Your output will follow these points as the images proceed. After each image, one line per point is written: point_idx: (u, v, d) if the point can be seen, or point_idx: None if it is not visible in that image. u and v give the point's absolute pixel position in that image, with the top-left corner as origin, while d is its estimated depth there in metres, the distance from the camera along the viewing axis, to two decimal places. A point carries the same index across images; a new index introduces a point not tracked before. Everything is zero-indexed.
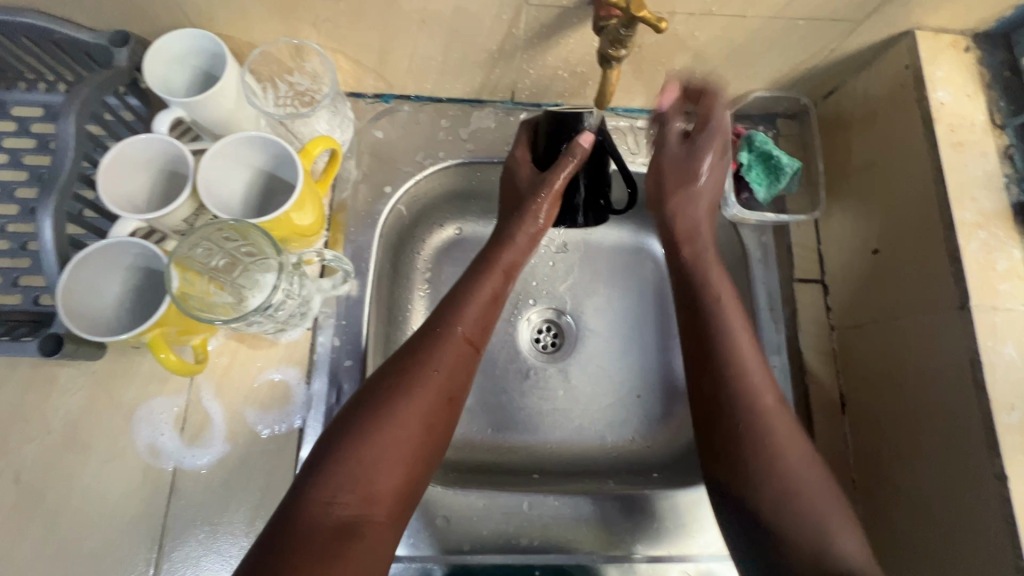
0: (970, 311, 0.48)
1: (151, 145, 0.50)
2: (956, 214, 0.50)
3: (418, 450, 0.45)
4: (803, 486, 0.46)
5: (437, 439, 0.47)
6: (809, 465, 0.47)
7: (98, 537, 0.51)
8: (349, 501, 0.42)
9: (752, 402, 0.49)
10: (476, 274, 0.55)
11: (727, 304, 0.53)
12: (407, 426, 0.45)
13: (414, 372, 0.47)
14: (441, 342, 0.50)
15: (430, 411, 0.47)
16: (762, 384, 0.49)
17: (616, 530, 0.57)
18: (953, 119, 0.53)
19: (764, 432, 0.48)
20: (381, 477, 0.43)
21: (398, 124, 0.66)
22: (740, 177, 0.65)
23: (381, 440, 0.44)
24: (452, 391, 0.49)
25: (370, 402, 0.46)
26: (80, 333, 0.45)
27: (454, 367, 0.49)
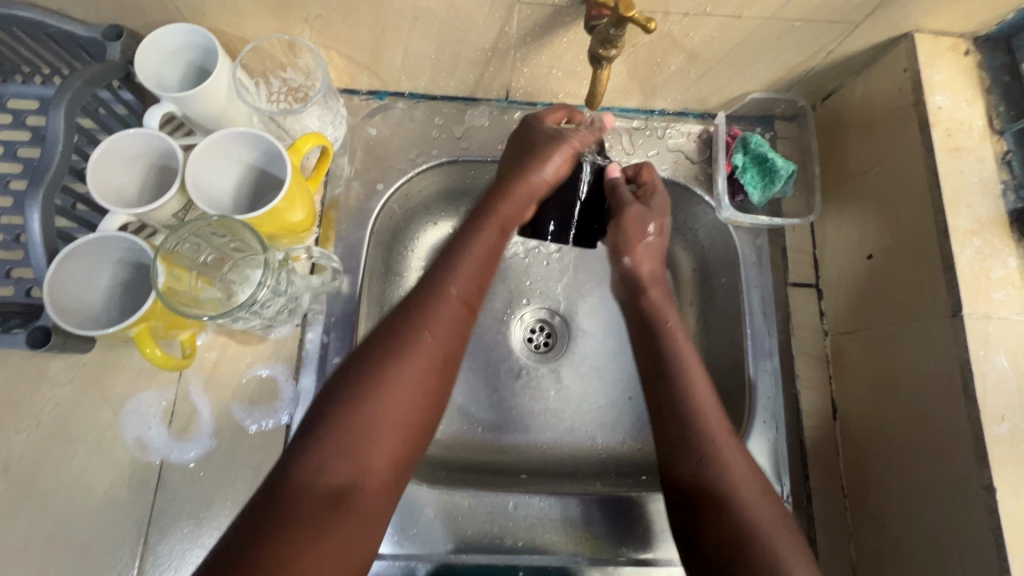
0: (962, 320, 0.47)
1: (141, 140, 0.51)
2: (951, 220, 0.50)
3: (413, 419, 0.44)
4: (756, 519, 0.44)
5: (432, 403, 0.46)
6: (765, 505, 0.46)
7: (85, 528, 0.52)
8: (339, 469, 0.41)
9: (707, 437, 0.48)
10: (473, 229, 0.53)
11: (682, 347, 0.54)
12: (400, 390, 0.44)
13: (406, 333, 0.46)
14: (435, 302, 0.48)
15: (425, 376, 0.45)
16: (712, 419, 0.50)
17: (601, 532, 0.57)
18: (950, 124, 0.52)
19: (722, 468, 0.47)
20: (371, 448, 0.42)
21: (391, 121, 0.66)
22: (734, 179, 0.65)
23: (374, 406, 0.43)
24: (447, 352, 0.47)
25: (361, 366, 0.44)
26: (66, 327, 0.46)
27: (450, 329, 0.48)
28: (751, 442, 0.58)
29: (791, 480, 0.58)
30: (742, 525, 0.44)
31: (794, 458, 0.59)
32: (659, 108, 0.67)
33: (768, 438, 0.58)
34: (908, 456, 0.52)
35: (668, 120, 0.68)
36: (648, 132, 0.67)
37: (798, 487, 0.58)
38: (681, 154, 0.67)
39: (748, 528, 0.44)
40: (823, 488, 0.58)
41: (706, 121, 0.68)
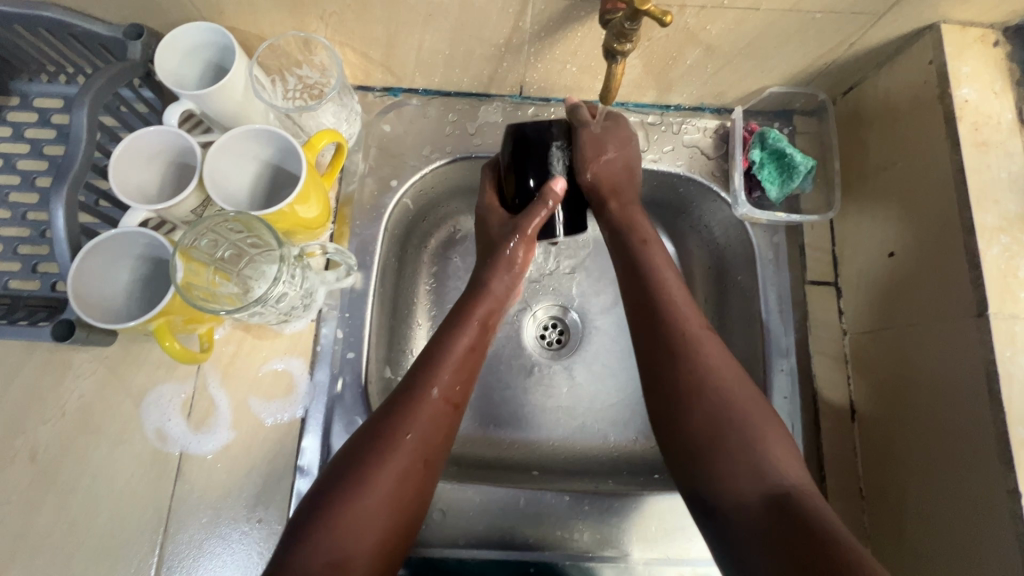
0: (988, 319, 0.46)
1: (161, 137, 0.52)
2: (977, 217, 0.48)
3: (394, 517, 0.45)
4: (734, 408, 0.46)
5: (412, 504, 0.46)
6: (740, 388, 0.48)
7: (107, 516, 0.53)
8: (320, 574, 0.40)
9: (680, 335, 0.50)
10: (453, 326, 0.54)
11: (652, 252, 0.56)
12: (381, 494, 0.44)
13: (387, 438, 0.46)
14: (417, 405, 0.48)
15: (405, 478, 0.46)
16: (689, 321, 0.51)
17: (612, 530, 0.57)
18: (978, 118, 0.51)
19: (696, 356, 0.49)
20: (349, 551, 0.42)
21: (406, 118, 0.66)
22: (751, 175, 0.64)
23: (355, 512, 0.43)
24: (428, 455, 0.48)
25: (344, 473, 0.45)
26: (89, 320, 0.47)
27: (429, 430, 0.48)
28: None
29: None
30: (719, 416, 0.46)
31: (811, 458, 0.58)
32: (675, 103, 0.66)
33: None
34: (929, 458, 0.51)
35: (684, 115, 0.67)
36: (663, 127, 0.66)
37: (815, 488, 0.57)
38: (697, 150, 0.66)
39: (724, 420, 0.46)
40: (840, 489, 0.57)
41: (722, 116, 0.67)
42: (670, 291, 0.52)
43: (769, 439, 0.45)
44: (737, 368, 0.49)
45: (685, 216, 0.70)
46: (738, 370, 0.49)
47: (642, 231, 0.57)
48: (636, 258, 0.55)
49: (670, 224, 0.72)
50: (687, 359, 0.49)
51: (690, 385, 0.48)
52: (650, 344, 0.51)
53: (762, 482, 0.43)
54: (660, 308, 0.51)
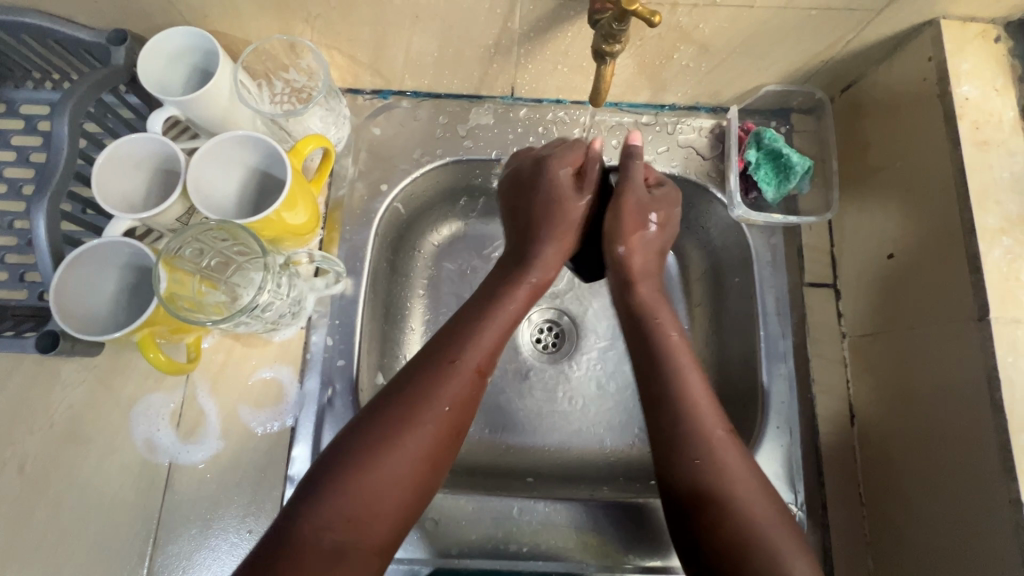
0: (989, 324, 0.45)
1: (144, 145, 0.51)
2: (978, 219, 0.47)
3: (417, 480, 0.45)
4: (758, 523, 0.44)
5: (435, 469, 0.46)
6: (757, 497, 0.46)
7: (96, 528, 0.52)
8: (342, 528, 0.41)
9: (704, 442, 0.47)
10: (493, 297, 0.55)
11: (680, 351, 0.52)
12: (411, 455, 0.45)
13: (420, 400, 0.46)
14: (452, 371, 0.48)
15: (433, 442, 0.46)
16: (712, 423, 0.48)
17: (607, 539, 0.56)
18: (978, 116, 0.49)
19: (718, 465, 0.46)
20: (372, 508, 0.42)
21: (396, 121, 0.65)
22: (747, 175, 0.63)
23: (383, 470, 0.43)
24: (458, 422, 0.48)
25: (372, 431, 0.45)
26: (72, 332, 0.46)
27: (461, 399, 0.48)
28: (765, 447, 0.56)
29: (806, 486, 0.56)
30: (741, 529, 0.44)
31: (809, 465, 0.57)
32: (669, 103, 0.65)
33: (782, 444, 0.56)
34: (929, 465, 0.50)
35: (679, 115, 0.65)
36: (658, 127, 0.65)
37: (814, 496, 0.56)
38: (692, 150, 0.65)
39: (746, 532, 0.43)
40: (840, 496, 0.56)
41: (718, 116, 0.65)
42: (692, 393, 0.50)
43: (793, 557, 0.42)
44: (759, 480, 0.47)
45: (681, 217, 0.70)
46: (760, 479, 0.47)
47: (666, 323, 0.54)
48: (658, 354, 0.52)
49: None
50: (713, 468, 0.46)
51: (716, 496, 0.45)
52: (663, 445, 0.49)
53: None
54: (681, 400, 0.49)
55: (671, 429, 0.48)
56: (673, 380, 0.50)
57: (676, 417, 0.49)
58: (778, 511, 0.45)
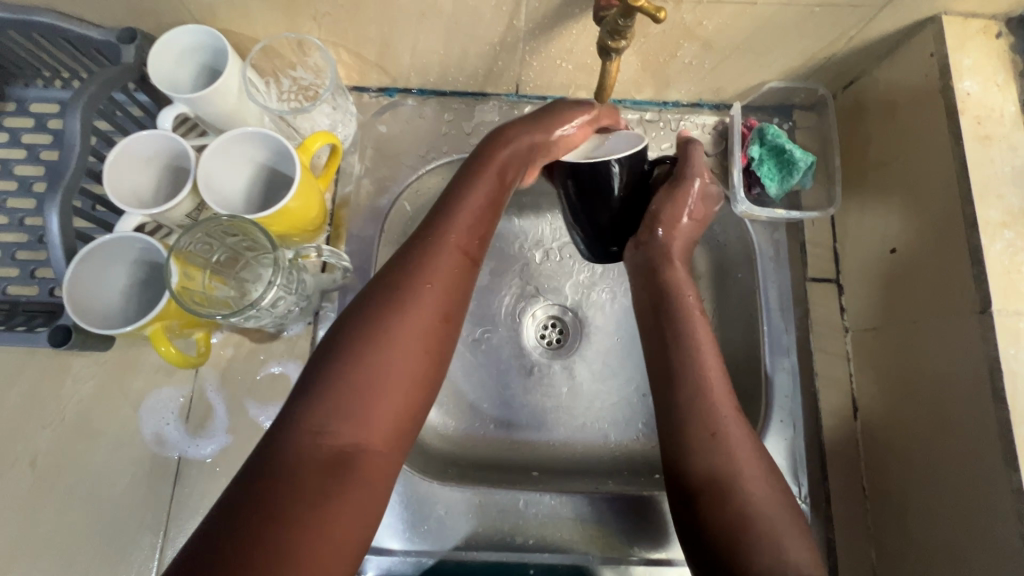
0: (990, 317, 0.45)
1: (155, 142, 0.52)
2: (980, 212, 0.47)
3: (416, 374, 0.44)
4: (759, 505, 0.45)
5: (434, 356, 0.46)
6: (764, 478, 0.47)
7: (107, 520, 0.53)
8: (341, 430, 0.40)
9: (709, 422, 0.49)
10: (470, 176, 0.54)
11: (697, 333, 0.54)
12: (399, 350, 0.44)
13: (408, 285, 0.46)
14: (435, 254, 0.49)
15: (427, 328, 0.46)
16: (720, 405, 0.50)
17: (611, 531, 0.56)
18: (980, 111, 0.50)
19: (729, 446, 0.48)
20: (372, 406, 0.42)
21: (401, 118, 0.66)
22: (750, 171, 0.63)
23: (370, 368, 0.43)
24: (445, 309, 0.47)
25: (361, 324, 0.45)
26: (85, 326, 0.47)
27: (448, 280, 0.48)
28: (768, 441, 0.57)
29: (809, 480, 0.56)
30: (738, 508, 0.45)
31: (812, 459, 0.57)
32: (673, 100, 0.65)
33: (785, 438, 0.57)
34: (932, 457, 0.50)
35: (683, 112, 0.66)
36: (662, 124, 0.66)
37: (817, 489, 0.56)
38: None
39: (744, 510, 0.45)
40: (843, 490, 0.57)
41: (722, 112, 0.66)
42: (708, 373, 0.52)
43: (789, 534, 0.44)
44: (764, 467, 0.48)
45: None
46: (768, 467, 0.48)
47: (691, 310, 0.56)
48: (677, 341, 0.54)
49: None
50: (717, 449, 0.48)
51: (718, 474, 0.47)
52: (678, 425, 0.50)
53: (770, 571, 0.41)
54: (696, 386, 0.51)
55: (680, 406, 0.51)
56: (686, 361, 0.52)
57: (691, 399, 0.50)
58: (783, 498, 0.46)
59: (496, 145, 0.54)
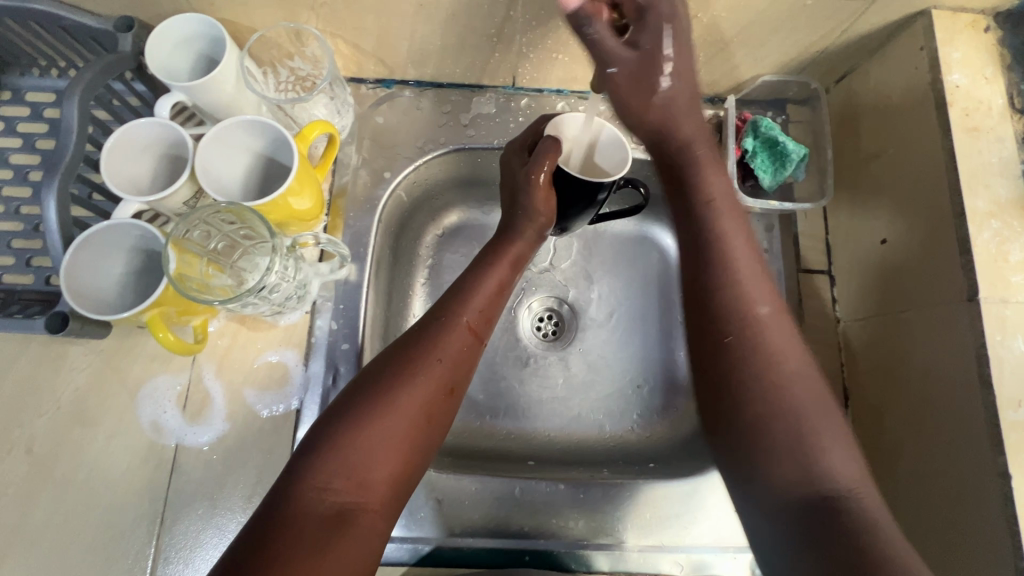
0: (978, 304, 0.46)
1: (152, 129, 0.52)
2: (968, 202, 0.48)
3: (415, 438, 0.45)
4: (805, 410, 0.42)
5: (436, 427, 0.47)
6: (805, 378, 0.43)
7: (104, 507, 0.53)
8: (342, 488, 0.42)
9: (746, 320, 0.44)
10: (484, 263, 0.56)
11: (722, 210, 0.48)
12: (405, 416, 0.45)
13: (418, 358, 0.48)
14: (447, 330, 0.50)
15: (431, 399, 0.47)
16: (756, 298, 0.45)
17: (607, 518, 0.57)
18: (968, 103, 0.51)
19: (756, 335, 0.44)
20: (372, 468, 0.43)
21: (399, 110, 0.66)
22: (744, 164, 0.64)
23: (376, 427, 0.44)
24: (452, 382, 0.48)
25: (369, 387, 0.46)
26: (82, 311, 0.47)
27: (457, 357, 0.49)
28: None
29: None
30: (777, 411, 0.42)
31: None
32: None
33: None
34: (920, 444, 0.51)
35: None
36: None
37: None
38: None
39: (782, 412, 0.41)
40: None
41: (717, 105, 0.67)
42: (732, 254, 0.47)
43: (830, 440, 0.41)
44: (806, 365, 0.44)
45: None
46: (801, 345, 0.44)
47: (706, 180, 0.49)
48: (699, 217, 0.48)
49: (662, 216, 0.73)
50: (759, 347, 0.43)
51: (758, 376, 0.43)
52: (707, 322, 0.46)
53: (805, 479, 0.40)
54: (719, 273, 0.46)
55: (715, 306, 0.45)
56: (714, 247, 0.47)
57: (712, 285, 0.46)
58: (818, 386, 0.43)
59: (501, 241, 0.57)
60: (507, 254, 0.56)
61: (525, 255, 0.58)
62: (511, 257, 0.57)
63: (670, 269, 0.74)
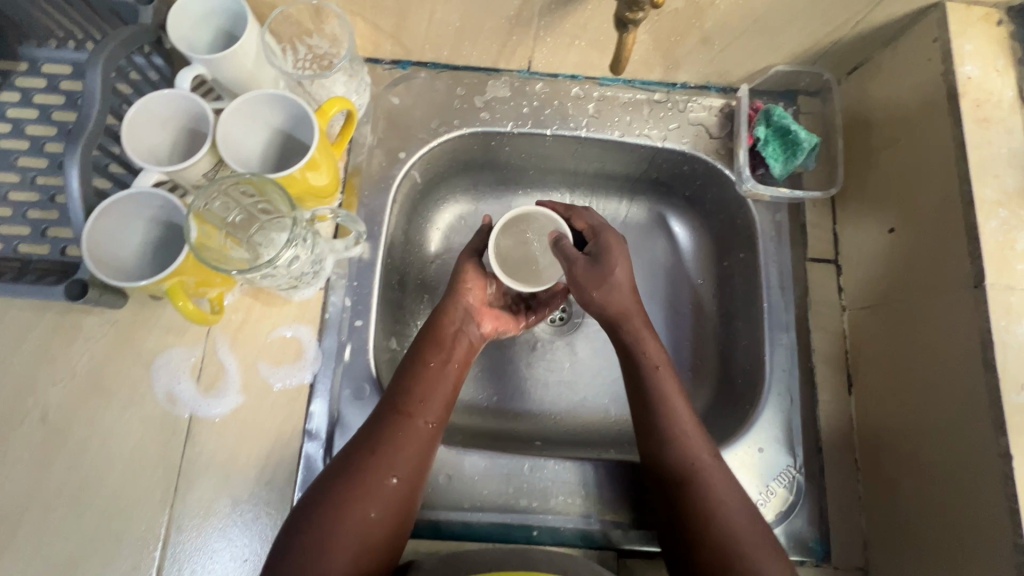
0: (984, 290, 0.47)
1: (173, 101, 0.52)
2: (976, 191, 0.49)
3: (378, 534, 0.47)
4: (711, 483, 0.51)
5: (396, 522, 0.48)
6: (723, 477, 0.51)
7: (116, 475, 0.54)
8: None
9: (677, 425, 0.53)
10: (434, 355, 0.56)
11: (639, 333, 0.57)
12: (364, 517, 0.46)
13: (375, 460, 0.49)
14: (402, 427, 0.51)
15: (391, 496, 0.48)
16: (688, 433, 0.53)
17: (614, 497, 0.58)
18: (980, 95, 0.51)
19: (688, 457, 0.52)
20: (330, 570, 0.44)
21: (414, 91, 0.67)
22: (756, 151, 0.65)
23: (328, 536, 0.45)
24: (411, 478, 0.50)
25: (331, 491, 0.47)
26: (104, 278, 0.47)
27: (414, 453, 0.50)
28: (765, 413, 0.60)
29: (804, 451, 0.59)
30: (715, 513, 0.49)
31: (808, 432, 0.60)
32: (682, 82, 0.67)
33: (782, 409, 0.60)
34: (923, 426, 0.52)
35: (690, 94, 0.68)
36: (669, 105, 0.67)
37: (812, 459, 0.59)
38: (702, 128, 0.67)
39: (718, 522, 0.49)
40: (836, 459, 0.59)
41: (728, 95, 0.68)
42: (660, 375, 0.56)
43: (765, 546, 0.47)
44: (720, 461, 0.53)
45: (688, 195, 0.72)
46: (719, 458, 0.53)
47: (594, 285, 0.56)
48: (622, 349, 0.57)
49: (671, 204, 0.74)
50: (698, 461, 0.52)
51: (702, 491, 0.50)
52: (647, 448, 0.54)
53: None
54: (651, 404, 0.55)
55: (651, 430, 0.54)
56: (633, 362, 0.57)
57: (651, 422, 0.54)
58: (739, 488, 0.51)
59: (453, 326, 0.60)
60: (460, 341, 0.58)
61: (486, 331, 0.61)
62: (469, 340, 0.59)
63: (678, 257, 0.74)
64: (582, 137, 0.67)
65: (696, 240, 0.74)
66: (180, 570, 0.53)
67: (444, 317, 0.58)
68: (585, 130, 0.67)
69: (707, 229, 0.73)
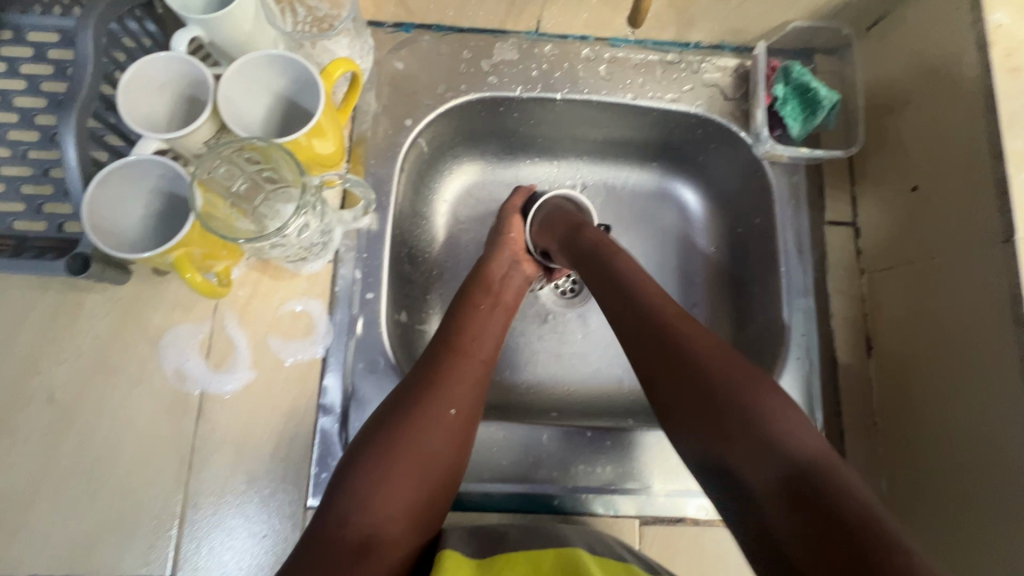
0: (1014, 245, 0.46)
1: (168, 64, 0.49)
2: (1007, 143, 0.47)
3: (441, 466, 0.47)
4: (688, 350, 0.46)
5: (457, 454, 0.49)
6: (706, 347, 0.46)
7: (130, 454, 0.53)
8: (364, 520, 0.43)
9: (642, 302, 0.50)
10: (479, 301, 0.58)
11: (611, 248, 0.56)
12: (428, 447, 0.47)
13: (434, 390, 0.50)
14: (458, 361, 0.52)
15: (451, 426, 0.49)
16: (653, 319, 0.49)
17: (633, 463, 0.58)
18: (1011, 42, 0.49)
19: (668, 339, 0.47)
20: (393, 500, 0.44)
21: (419, 55, 0.64)
22: (774, 112, 0.63)
23: (393, 464, 0.45)
24: (470, 411, 0.50)
25: (391, 422, 0.48)
26: (107, 250, 0.45)
27: (472, 386, 0.51)
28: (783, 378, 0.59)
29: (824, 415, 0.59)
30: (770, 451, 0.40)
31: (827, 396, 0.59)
32: (695, 41, 0.65)
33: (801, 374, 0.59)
34: (949, 383, 0.52)
35: (704, 54, 0.66)
36: (682, 66, 0.65)
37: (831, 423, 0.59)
38: (717, 89, 0.65)
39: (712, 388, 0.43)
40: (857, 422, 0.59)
41: (743, 55, 0.66)
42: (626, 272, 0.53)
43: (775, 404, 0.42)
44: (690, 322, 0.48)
45: (702, 160, 0.71)
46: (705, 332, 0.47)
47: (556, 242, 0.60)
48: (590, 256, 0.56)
49: (684, 170, 0.73)
50: (721, 398, 0.43)
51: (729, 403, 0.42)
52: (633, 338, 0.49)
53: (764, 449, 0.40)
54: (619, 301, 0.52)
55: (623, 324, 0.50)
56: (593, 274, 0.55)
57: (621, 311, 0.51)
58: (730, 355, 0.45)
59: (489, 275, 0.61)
60: (494, 296, 0.59)
61: (517, 288, 0.62)
62: (506, 301, 0.60)
63: (689, 223, 0.73)
64: (593, 101, 0.65)
65: (709, 207, 0.72)
66: (198, 548, 0.52)
67: (490, 266, 0.61)
68: (596, 94, 0.65)
69: (722, 195, 0.71)
